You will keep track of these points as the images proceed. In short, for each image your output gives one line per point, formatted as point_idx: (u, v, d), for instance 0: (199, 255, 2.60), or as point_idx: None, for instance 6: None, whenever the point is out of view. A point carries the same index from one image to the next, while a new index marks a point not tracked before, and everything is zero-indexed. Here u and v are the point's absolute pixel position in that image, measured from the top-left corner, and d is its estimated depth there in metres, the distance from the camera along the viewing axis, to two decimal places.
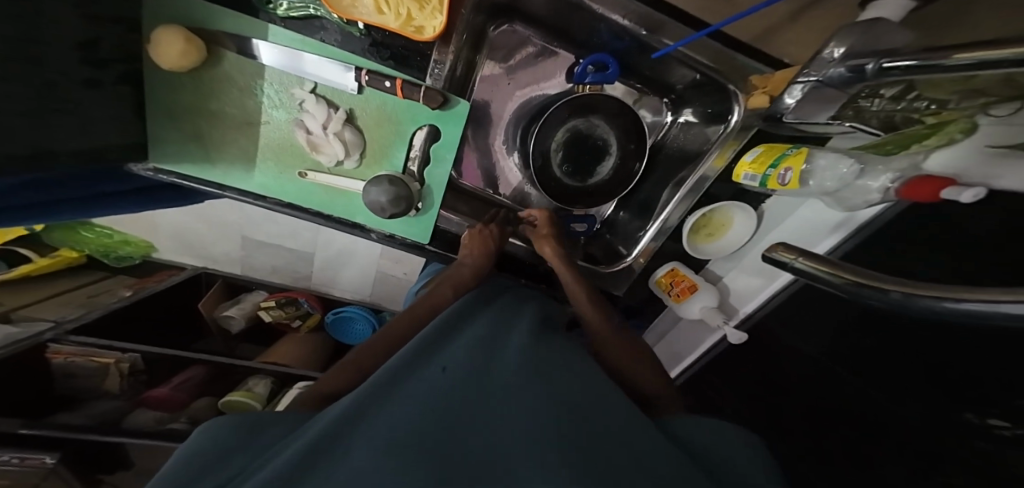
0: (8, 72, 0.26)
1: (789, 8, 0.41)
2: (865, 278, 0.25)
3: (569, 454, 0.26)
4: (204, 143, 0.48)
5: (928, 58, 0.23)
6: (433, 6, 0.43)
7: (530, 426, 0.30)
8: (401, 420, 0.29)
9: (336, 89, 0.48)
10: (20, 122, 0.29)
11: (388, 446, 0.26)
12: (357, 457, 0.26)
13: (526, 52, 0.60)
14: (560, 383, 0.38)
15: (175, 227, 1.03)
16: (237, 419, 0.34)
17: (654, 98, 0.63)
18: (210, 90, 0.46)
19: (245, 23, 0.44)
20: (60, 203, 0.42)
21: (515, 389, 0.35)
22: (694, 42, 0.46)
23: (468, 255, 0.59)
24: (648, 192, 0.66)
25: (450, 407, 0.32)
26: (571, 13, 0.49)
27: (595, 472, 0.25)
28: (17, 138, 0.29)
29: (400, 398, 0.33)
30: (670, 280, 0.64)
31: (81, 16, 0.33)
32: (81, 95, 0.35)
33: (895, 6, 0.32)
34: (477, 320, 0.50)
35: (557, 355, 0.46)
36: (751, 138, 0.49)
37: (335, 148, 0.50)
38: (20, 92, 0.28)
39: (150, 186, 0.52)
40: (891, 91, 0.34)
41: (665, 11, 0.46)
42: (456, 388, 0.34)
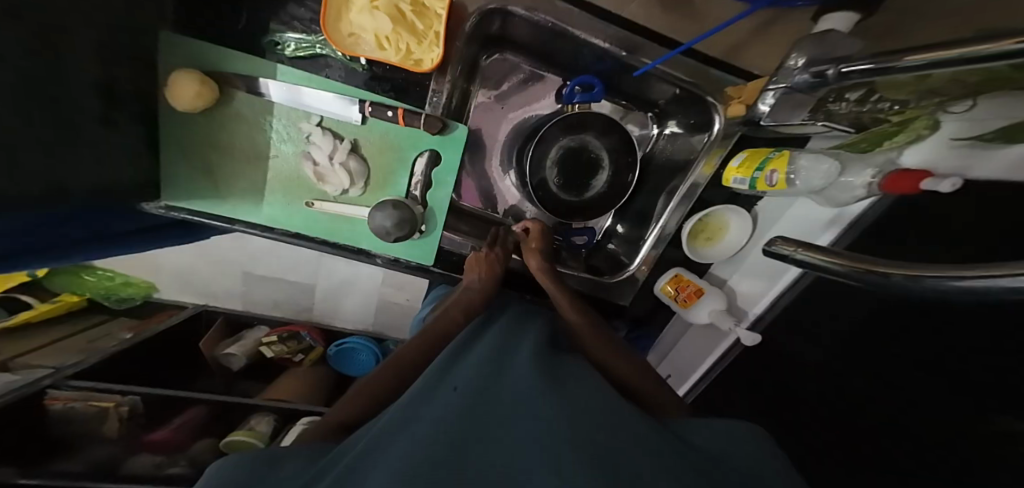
0: (28, 117, 0.28)
1: (751, 24, 0.48)
2: (863, 263, 0.26)
3: (587, 457, 0.26)
4: (215, 178, 0.51)
5: (887, 59, 0.26)
6: (430, 40, 0.47)
7: (544, 430, 0.30)
8: (411, 438, 0.30)
9: (340, 121, 0.51)
10: (29, 160, 0.30)
11: (407, 466, 0.26)
12: (375, 480, 0.25)
13: (517, 78, 0.64)
14: (572, 395, 0.38)
15: (179, 265, 1.04)
16: (241, 462, 0.32)
17: (640, 113, 0.67)
18: (222, 127, 0.49)
19: (256, 64, 0.47)
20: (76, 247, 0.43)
21: (527, 401, 0.35)
22: (670, 59, 0.50)
23: (473, 275, 0.60)
24: (643, 204, 0.68)
25: (463, 427, 0.31)
26: (555, 39, 0.53)
27: (618, 476, 0.25)
28: (36, 177, 0.30)
29: (415, 419, 0.34)
30: (674, 286, 0.64)
31: (102, 65, 0.36)
32: (97, 132, 0.37)
33: (844, 19, 0.40)
34: (487, 340, 0.50)
35: (567, 365, 0.46)
36: (735, 145, 0.52)
37: (341, 178, 0.52)
38: (38, 133, 0.30)
39: (161, 225, 0.54)
40: (855, 94, 0.39)
41: (638, 33, 0.50)
42: (469, 409, 0.34)
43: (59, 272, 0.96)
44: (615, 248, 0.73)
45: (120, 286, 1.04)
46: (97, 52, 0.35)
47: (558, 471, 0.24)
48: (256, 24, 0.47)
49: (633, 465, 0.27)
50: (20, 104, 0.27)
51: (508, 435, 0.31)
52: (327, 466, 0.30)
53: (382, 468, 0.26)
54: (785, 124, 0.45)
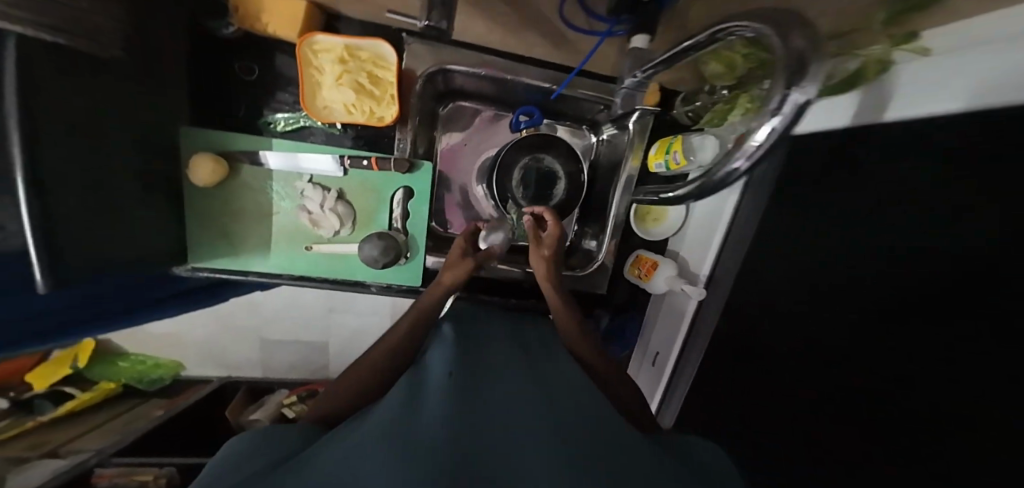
0: (81, 197, 0.38)
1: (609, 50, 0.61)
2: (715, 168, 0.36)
3: (582, 453, 0.29)
4: (230, 239, 0.61)
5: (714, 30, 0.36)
6: (388, 100, 0.59)
7: (543, 424, 0.33)
8: (414, 414, 0.33)
9: (327, 176, 0.62)
10: (82, 228, 0.39)
11: (423, 433, 0.29)
12: (392, 438, 0.29)
13: (484, 116, 0.75)
14: (566, 394, 0.41)
15: (201, 339, 1.12)
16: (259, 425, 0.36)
17: (576, 127, 0.77)
18: (232, 195, 0.60)
19: (255, 141, 0.59)
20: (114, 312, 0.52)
21: (529, 397, 0.38)
22: (571, 82, 0.64)
23: (452, 274, 0.58)
24: (600, 202, 0.76)
25: (470, 405, 0.34)
26: (492, 84, 0.66)
27: (610, 471, 0.28)
28: (83, 240, 0.39)
29: (425, 397, 0.37)
30: (636, 265, 0.74)
31: (140, 159, 0.48)
32: (137, 208, 0.48)
33: (640, 40, 0.53)
34: (489, 339, 0.54)
35: (551, 366, 0.49)
36: (647, 138, 0.66)
37: (332, 221, 0.62)
38: (87, 209, 0.39)
39: (187, 291, 0.64)
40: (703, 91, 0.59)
41: (544, 63, 0.63)
42: (473, 392, 0.38)
43: (98, 363, 1.07)
44: (591, 244, 0.78)
45: (150, 370, 1.11)
46: (136, 150, 0.47)
47: (558, 458, 0.27)
48: (255, 112, 0.61)
49: (623, 459, 0.30)
50: (78, 187, 0.38)
51: (511, 420, 0.34)
52: (318, 441, 0.33)
53: (380, 434, 0.29)
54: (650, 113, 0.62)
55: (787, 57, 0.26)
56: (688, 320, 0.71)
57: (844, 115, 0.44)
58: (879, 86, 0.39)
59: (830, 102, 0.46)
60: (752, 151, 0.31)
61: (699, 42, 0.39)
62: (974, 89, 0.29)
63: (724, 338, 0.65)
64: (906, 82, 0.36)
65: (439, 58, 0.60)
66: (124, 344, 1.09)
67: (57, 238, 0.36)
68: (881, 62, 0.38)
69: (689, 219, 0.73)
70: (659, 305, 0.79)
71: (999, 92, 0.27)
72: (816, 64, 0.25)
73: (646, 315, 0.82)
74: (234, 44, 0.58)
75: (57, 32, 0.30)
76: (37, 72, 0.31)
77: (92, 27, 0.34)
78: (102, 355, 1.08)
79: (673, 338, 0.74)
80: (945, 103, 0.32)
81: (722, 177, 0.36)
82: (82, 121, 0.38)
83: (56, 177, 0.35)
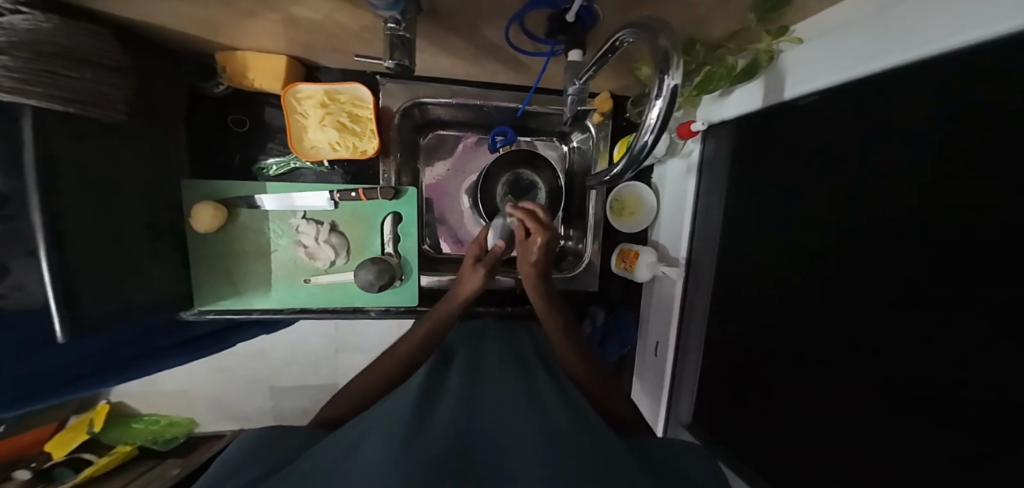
0: (92, 247, 0.42)
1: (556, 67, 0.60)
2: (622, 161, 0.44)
3: (564, 457, 0.30)
4: (233, 280, 0.64)
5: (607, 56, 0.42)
6: (368, 134, 0.65)
7: (527, 436, 0.35)
8: (417, 419, 0.37)
9: (320, 211, 0.66)
10: (95, 276, 0.43)
11: (411, 447, 0.31)
12: (380, 450, 0.30)
13: (469, 141, 0.80)
14: (555, 409, 0.43)
15: (213, 392, 1.10)
16: (251, 439, 0.41)
17: (547, 140, 0.83)
18: (232, 239, 0.64)
19: (251, 186, 0.64)
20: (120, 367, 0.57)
21: (518, 416, 0.40)
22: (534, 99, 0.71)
23: (469, 284, 0.62)
24: (580, 205, 0.81)
25: (461, 432, 0.36)
26: (464, 111, 0.72)
27: (589, 470, 0.29)
28: (95, 286, 0.43)
29: (418, 415, 0.39)
30: (621, 260, 0.78)
31: (146, 211, 0.52)
32: (144, 257, 0.52)
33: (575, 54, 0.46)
34: (482, 364, 0.56)
35: (543, 378, 0.52)
36: (609, 141, 0.74)
37: (327, 252, 0.66)
38: (99, 258, 0.43)
39: (194, 337, 0.66)
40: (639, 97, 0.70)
41: (502, 89, 0.71)
42: (464, 418, 0.39)
43: (113, 427, 1.06)
44: (573, 243, 0.83)
45: (165, 429, 1.10)
46: (143, 204, 0.52)
47: (539, 464, 0.29)
48: (249, 160, 0.67)
49: (606, 462, 0.31)
50: (92, 240, 0.42)
51: (500, 440, 0.35)
52: (325, 442, 0.38)
53: (387, 434, 0.34)
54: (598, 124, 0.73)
55: (656, 54, 0.32)
56: (678, 301, 0.73)
57: (754, 100, 0.55)
58: (773, 74, 0.51)
59: (747, 89, 0.56)
60: (652, 127, 0.36)
61: (603, 53, 0.42)
62: (848, 57, 0.38)
63: (716, 319, 0.66)
64: (795, 65, 0.47)
65: (412, 94, 0.67)
66: (139, 404, 1.10)
67: (73, 285, 0.40)
68: (770, 50, 0.49)
69: (661, 208, 0.79)
70: (650, 296, 0.82)
71: (869, 57, 0.36)
72: (674, 54, 0.31)
73: (642, 309, 0.84)
74: (229, 105, 0.66)
75: (70, 103, 0.37)
76: (53, 140, 0.37)
77: (98, 94, 0.41)
78: (116, 418, 1.08)
79: (668, 323, 0.76)
80: (830, 75, 0.42)
81: (638, 151, 0.40)
82: (96, 179, 0.43)
83: (73, 230, 0.39)
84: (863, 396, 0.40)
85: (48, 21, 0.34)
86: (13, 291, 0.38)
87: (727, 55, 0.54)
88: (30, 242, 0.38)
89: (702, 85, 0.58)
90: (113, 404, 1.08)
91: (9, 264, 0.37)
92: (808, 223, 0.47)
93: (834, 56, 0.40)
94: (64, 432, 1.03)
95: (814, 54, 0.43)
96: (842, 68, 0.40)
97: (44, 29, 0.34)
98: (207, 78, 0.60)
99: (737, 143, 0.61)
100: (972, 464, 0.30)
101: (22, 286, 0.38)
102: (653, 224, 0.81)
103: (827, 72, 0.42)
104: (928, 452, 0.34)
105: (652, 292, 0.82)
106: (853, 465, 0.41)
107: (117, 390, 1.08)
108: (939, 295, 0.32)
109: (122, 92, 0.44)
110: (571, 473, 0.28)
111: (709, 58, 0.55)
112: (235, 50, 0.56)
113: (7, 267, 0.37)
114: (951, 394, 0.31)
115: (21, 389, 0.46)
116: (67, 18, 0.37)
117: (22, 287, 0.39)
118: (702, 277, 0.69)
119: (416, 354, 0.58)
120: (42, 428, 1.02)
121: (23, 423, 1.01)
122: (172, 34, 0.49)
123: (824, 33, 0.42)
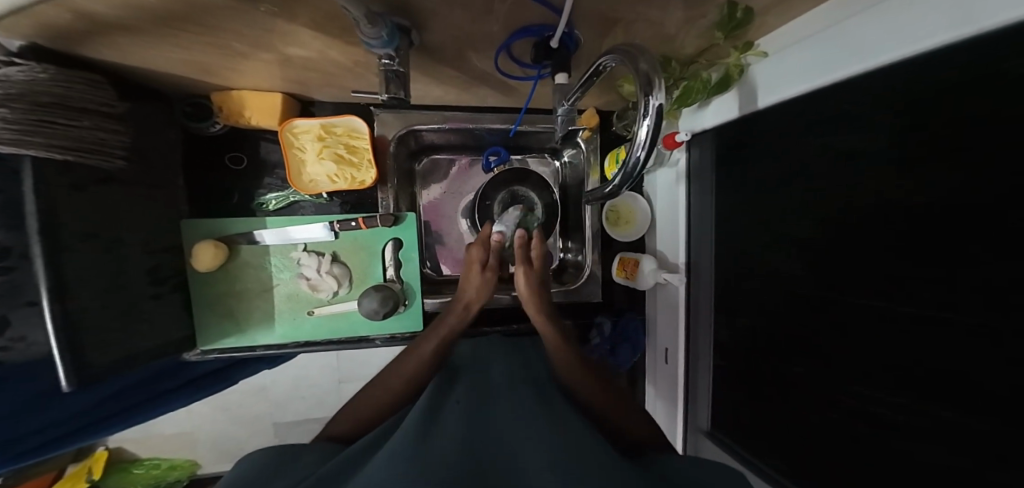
0: (91, 295, 0.41)
1: (545, 89, 0.62)
2: (620, 177, 0.44)
3: (566, 463, 0.31)
4: (235, 317, 0.64)
5: (593, 78, 0.44)
6: (366, 165, 0.66)
7: (531, 448, 0.35)
8: (418, 437, 0.37)
9: (320, 242, 0.67)
10: (95, 323, 0.42)
11: (418, 463, 0.31)
12: (386, 470, 0.31)
13: (463, 163, 0.82)
14: (559, 416, 0.43)
15: (213, 433, 1.07)
16: (265, 453, 0.41)
17: (540, 156, 0.85)
18: (233, 276, 0.64)
19: (250, 223, 0.64)
20: (127, 410, 0.55)
21: (524, 426, 0.40)
22: (525, 119, 0.73)
23: (471, 295, 0.65)
24: (576, 217, 0.83)
25: (470, 447, 0.36)
26: (459, 135, 0.74)
27: (592, 475, 0.29)
28: (95, 333, 0.42)
29: (425, 430, 0.39)
30: (622, 268, 0.78)
31: (147, 254, 0.52)
32: (147, 304, 0.52)
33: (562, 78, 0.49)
34: (489, 376, 0.56)
35: (546, 388, 0.52)
36: (600, 154, 0.76)
37: (329, 283, 0.66)
38: (98, 306, 0.42)
39: (196, 377, 0.66)
40: (624, 115, 0.72)
41: (492, 110, 0.73)
42: (469, 432, 0.39)
43: (113, 474, 1.03)
44: (574, 255, 0.84)
45: (166, 472, 1.05)
46: (144, 247, 0.52)
47: (542, 479, 0.30)
48: (247, 197, 0.68)
49: (607, 466, 0.32)
50: (98, 289, 0.43)
51: (509, 455, 0.36)
52: (330, 466, 0.37)
53: (390, 458, 0.34)
54: (587, 139, 0.75)
55: (638, 76, 0.34)
56: (683, 308, 0.74)
57: (730, 109, 0.58)
58: (746, 85, 0.54)
59: (722, 100, 0.59)
60: (642, 142, 0.37)
61: (588, 77, 0.44)
62: (821, 62, 0.40)
63: (722, 322, 0.67)
64: (763, 76, 0.50)
65: (407, 122, 0.68)
66: (139, 449, 1.06)
67: (70, 335, 0.38)
68: (740, 65, 0.51)
69: (656, 216, 0.80)
70: (653, 303, 0.82)
71: (834, 66, 0.38)
72: (655, 77, 0.33)
73: (647, 317, 0.84)
74: (225, 142, 0.67)
75: (68, 151, 0.38)
76: (53, 190, 0.37)
77: (97, 141, 0.41)
78: (117, 464, 1.05)
79: (675, 329, 0.76)
80: (801, 84, 0.44)
81: (632, 166, 0.41)
82: (94, 226, 0.42)
83: (73, 278, 0.39)
84: (876, 392, 0.40)
85: (46, 72, 0.35)
86: (14, 343, 0.36)
87: (701, 70, 0.54)
88: (32, 292, 0.37)
89: (682, 99, 0.57)
90: (113, 450, 1.06)
91: (10, 319, 0.35)
92: (804, 221, 0.49)
93: (800, 65, 0.43)
94: (62, 483, 1.01)
95: (781, 65, 0.46)
96: (811, 74, 0.42)
97: (41, 80, 0.34)
98: (206, 119, 0.61)
99: (720, 145, 0.63)
100: (985, 453, 0.30)
101: (24, 337, 0.37)
102: (649, 231, 0.82)
103: (794, 82, 0.45)
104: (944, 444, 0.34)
105: (655, 299, 0.82)
106: (871, 463, 0.41)
107: (115, 436, 1.05)
108: (939, 284, 0.33)
109: (120, 138, 0.45)
110: (570, 478, 0.29)
111: (685, 73, 0.55)
112: (230, 90, 0.58)
113: (7, 320, 0.36)
114: (961, 384, 0.32)
115: (25, 442, 0.44)
116: (65, 68, 0.37)
117: (24, 338, 0.37)
118: (702, 278, 0.70)
119: (431, 370, 0.59)
120: (40, 479, 1.00)
121: (21, 475, 0.98)
122: (166, 79, 0.50)
123: (787, 48, 0.45)
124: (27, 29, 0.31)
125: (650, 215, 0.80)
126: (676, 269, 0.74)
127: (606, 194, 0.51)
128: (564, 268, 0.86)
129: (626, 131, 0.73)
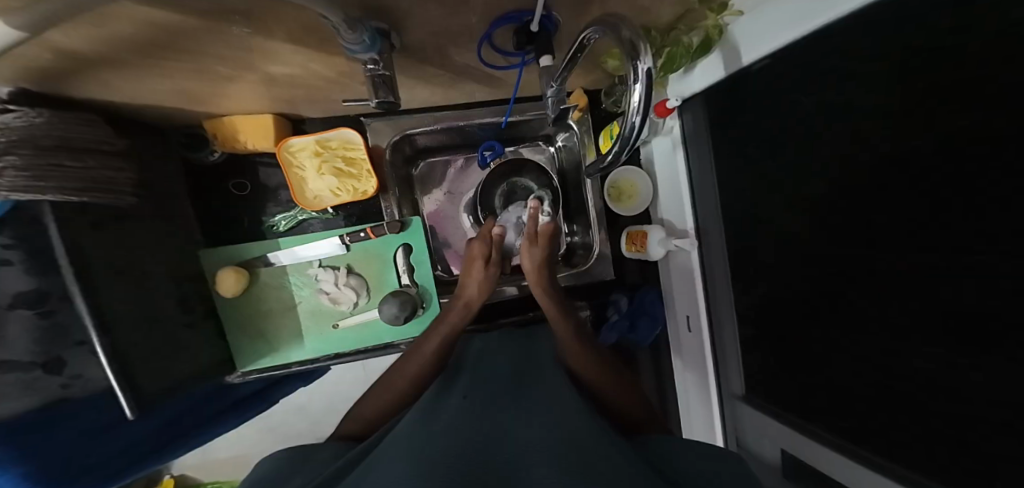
0: (129, 330, 0.43)
1: (531, 75, 0.63)
2: (616, 150, 0.45)
3: (557, 454, 0.32)
4: (267, 338, 0.66)
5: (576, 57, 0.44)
6: (365, 176, 0.67)
7: (527, 440, 0.36)
8: (420, 434, 0.38)
9: (332, 257, 0.68)
10: (140, 355, 0.43)
11: (422, 457, 0.32)
12: (397, 463, 0.33)
13: (455, 165, 0.82)
14: (556, 406, 0.44)
15: (262, 453, 1.10)
16: (286, 451, 0.43)
17: (534, 145, 0.85)
18: (256, 299, 0.65)
19: (261, 247, 0.66)
20: (186, 432, 0.57)
21: (519, 416, 0.41)
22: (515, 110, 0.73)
23: (471, 285, 0.66)
24: (578, 200, 0.84)
25: (477, 436, 0.37)
26: (453, 134, 0.75)
27: (576, 465, 0.30)
28: (141, 364, 0.43)
29: (431, 424, 0.40)
30: (631, 243, 0.79)
31: (174, 286, 0.54)
32: (180, 331, 0.53)
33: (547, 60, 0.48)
34: (491, 364, 0.57)
35: (547, 376, 0.54)
36: (592, 133, 0.77)
37: (348, 294, 0.67)
38: (139, 339, 0.44)
39: (239, 401, 0.68)
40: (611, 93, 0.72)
41: (479, 104, 0.73)
42: (466, 419, 0.41)
43: None
44: (580, 238, 0.86)
45: None
46: (169, 280, 0.54)
47: (532, 474, 0.30)
48: (256, 222, 0.70)
49: (593, 455, 0.33)
50: (136, 323, 0.44)
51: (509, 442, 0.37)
52: (343, 461, 0.39)
53: (404, 449, 0.35)
54: (577, 120, 0.76)
55: (623, 46, 0.34)
56: (698, 272, 0.74)
57: (716, 71, 0.58)
58: (727, 44, 0.54)
59: (707, 62, 0.59)
60: (637, 108, 0.37)
61: (573, 55, 0.44)
62: (797, 13, 0.40)
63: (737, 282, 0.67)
64: (743, 34, 0.50)
65: (399, 128, 0.70)
66: (200, 474, 1.10)
67: (119, 369, 0.40)
68: (718, 25, 0.51)
69: (657, 186, 0.81)
70: (667, 272, 0.83)
71: (809, 16, 0.39)
72: (640, 42, 0.33)
73: (664, 287, 0.85)
74: (226, 171, 0.68)
75: (83, 194, 0.39)
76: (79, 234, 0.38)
77: (106, 179, 0.43)
78: None
79: (693, 295, 0.76)
80: (781, 38, 0.44)
81: (628, 134, 0.41)
82: (120, 264, 0.44)
83: (112, 313, 0.41)
84: None
85: (41, 115, 0.35)
86: (73, 381, 0.38)
87: (681, 36, 0.55)
88: (79, 332, 0.38)
89: (666, 67, 0.58)
90: (177, 477, 1.10)
91: (65, 357, 0.37)
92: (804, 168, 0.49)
93: (778, 19, 0.43)
94: None
95: (759, 22, 0.46)
96: (789, 27, 0.42)
97: (38, 124, 0.35)
98: (201, 149, 0.64)
99: (712, 107, 0.63)
100: None
101: (79, 374, 0.38)
102: (653, 202, 0.83)
103: (774, 37, 0.45)
104: (950, 383, 0.33)
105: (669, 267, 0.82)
106: None
107: (177, 463, 1.10)
108: None
109: (126, 174, 0.46)
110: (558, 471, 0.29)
111: (666, 40, 0.56)
112: (221, 117, 0.59)
113: (63, 360, 0.37)
114: None
115: (107, 465, 0.45)
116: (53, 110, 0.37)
117: (81, 375, 0.39)
118: (713, 241, 0.71)
119: (433, 366, 0.60)
120: None
121: None
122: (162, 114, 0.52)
123: (761, 4, 0.45)
124: (12, 72, 0.31)
125: (651, 187, 0.81)
126: (683, 233, 0.76)
127: (604, 168, 0.52)
128: (572, 252, 0.87)
129: (614, 108, 0.74)
